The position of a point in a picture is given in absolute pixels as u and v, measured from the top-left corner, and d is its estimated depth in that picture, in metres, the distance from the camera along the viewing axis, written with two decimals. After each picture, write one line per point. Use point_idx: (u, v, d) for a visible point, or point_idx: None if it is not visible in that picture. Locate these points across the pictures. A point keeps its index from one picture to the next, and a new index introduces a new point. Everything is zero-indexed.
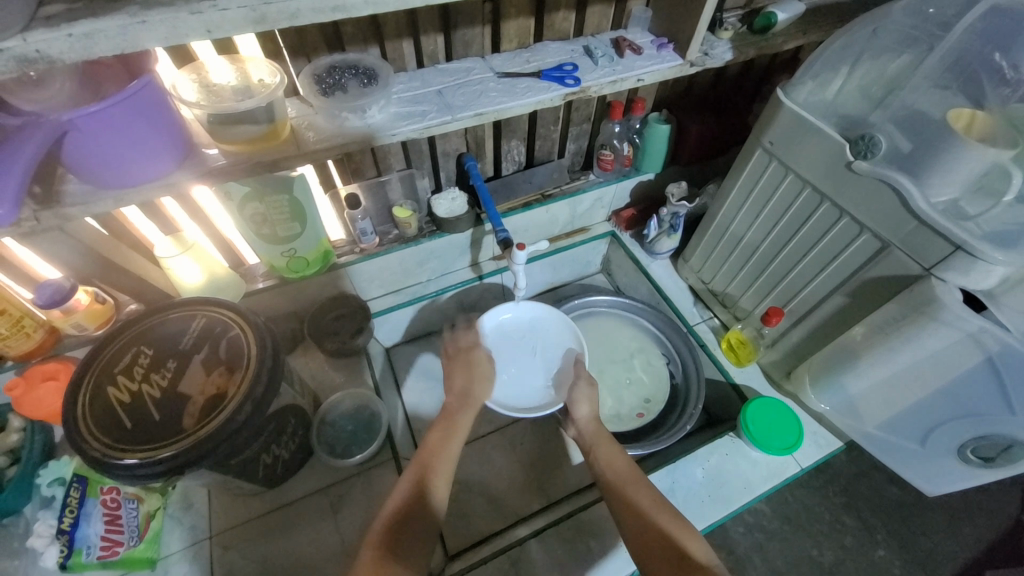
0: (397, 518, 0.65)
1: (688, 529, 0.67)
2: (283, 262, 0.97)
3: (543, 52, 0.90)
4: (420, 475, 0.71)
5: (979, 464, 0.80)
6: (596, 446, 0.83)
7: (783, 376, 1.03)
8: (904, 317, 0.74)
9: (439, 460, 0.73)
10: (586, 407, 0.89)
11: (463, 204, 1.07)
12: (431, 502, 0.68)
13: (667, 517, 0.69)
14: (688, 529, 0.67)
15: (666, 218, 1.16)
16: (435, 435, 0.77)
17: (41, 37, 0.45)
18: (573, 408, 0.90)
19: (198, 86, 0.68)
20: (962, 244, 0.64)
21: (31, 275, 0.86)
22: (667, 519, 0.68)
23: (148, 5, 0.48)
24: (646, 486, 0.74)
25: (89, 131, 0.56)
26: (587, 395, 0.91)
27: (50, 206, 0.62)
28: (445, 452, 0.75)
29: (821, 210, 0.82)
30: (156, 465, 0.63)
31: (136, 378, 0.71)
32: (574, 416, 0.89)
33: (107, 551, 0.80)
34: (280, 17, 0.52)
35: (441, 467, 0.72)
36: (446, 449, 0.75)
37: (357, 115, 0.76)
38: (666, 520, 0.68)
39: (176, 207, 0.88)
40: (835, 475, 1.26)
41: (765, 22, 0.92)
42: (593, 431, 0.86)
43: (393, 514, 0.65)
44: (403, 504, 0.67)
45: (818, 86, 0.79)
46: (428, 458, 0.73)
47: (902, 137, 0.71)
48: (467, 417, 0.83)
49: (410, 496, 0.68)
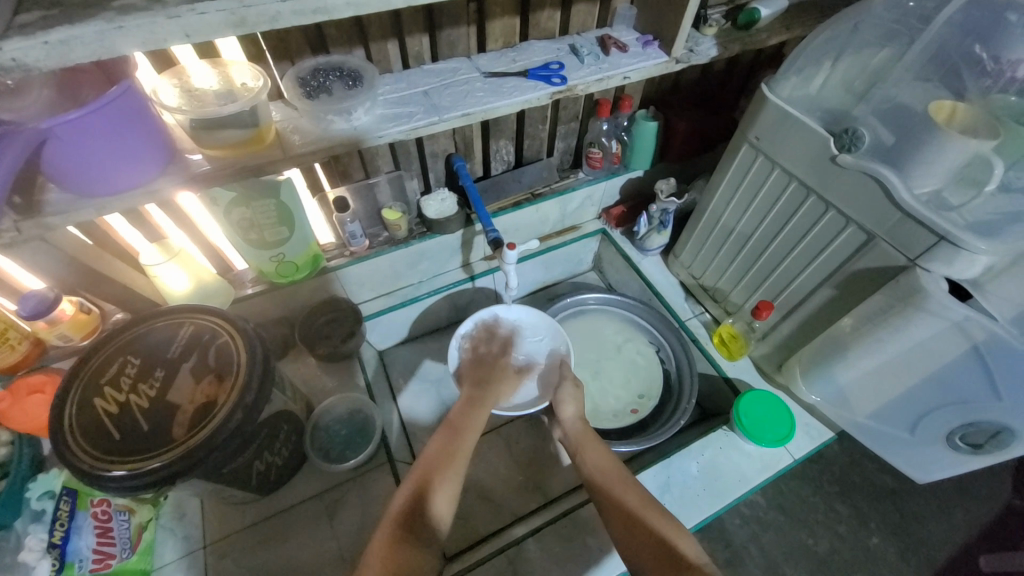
0: (404, 512, 0.67)
1: (675, 525, 0.68)
2: (272, 267, 0.96)
3: (529, 51, 0.90)
4: (422, 477, 0.71)
5: (967, 451, 0.82)
6: (582, 446, 0.84)
7: (774, 368, 1.04)
8: (890, 307, 0.75)
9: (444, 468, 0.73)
10: (570, 407, 0.90)
11: (453, 205, 1.07)
12: (435, 507, 0.68)
13: (655, 515, 0.69)
14: (676, 526, 0.68)
15: (656, 214, 1.17)
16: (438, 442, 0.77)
17: (15, 45, 0.44)
18: (557, 408, 0.91)
19: (179, 90, 0.67)
20: (945, 235, 0.65)
21: (15, 286, 0.85)
22: (654, 518, 0.69)
23: (125, 10, 0.47)
24: (634, 485, 0.75)
25: (68, 139, 0.55)
26: (573, 394, 0.92)
27: (31, 216, 0.62)
28: (447, 453, 0.75)
29: (807, 203, 0.82)
30: (145, 476, 0.62)
31: (123, 388, 0.70)
32: (559, 416, 0.90)
33: (99, 563, 0.79)
34: (261, 20, 0.51)
35: (443, 466, 0.73)
36: (455, 455, 0.75)
37: (343, 118, 0.75)
38: (654, 518, 0.69)
39: (161, 214, 0.87)
40: (829, 465, 1.27)
41: (748, 18, 0.92)
42: (578, 431, 0.87)
43: (400, 513, 0.66)
44: (408, 499, 0.68)
45: (802, 81, 0.80)
46: (431, 458, 0.75)
47: (885, 129, 0.71)
48: (473, 422, 0.83)
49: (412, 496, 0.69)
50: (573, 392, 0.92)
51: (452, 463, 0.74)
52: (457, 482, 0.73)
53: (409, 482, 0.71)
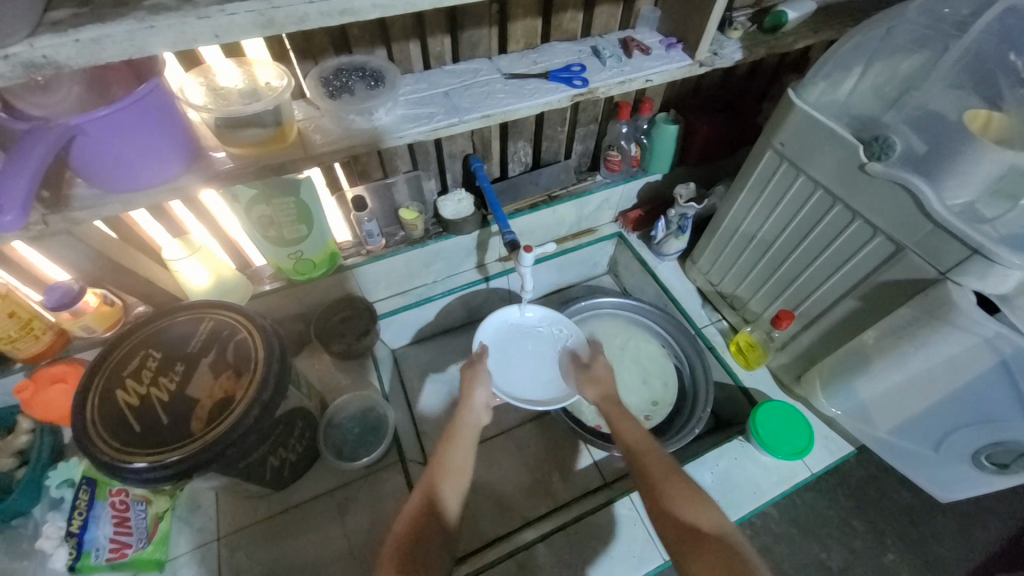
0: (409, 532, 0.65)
1: (698, 497, 0.65)
2: (290, 264, 0.97)
3: (550, 52, 0.89)
4: (426, 492, 0.70)
5: (993, 471, 0.79)
6: (615, 417, 0.82)
7: (793, 379, 1.02)
8: (918, 320, 0.73)
9: (446, 476, 0.73)
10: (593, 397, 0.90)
11: (469, 206, 1.07)
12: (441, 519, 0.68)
13: (675, 487, 0.67)
14: (698, 498, 0.65)
15: (674, 219, 1.16)
16: (444, 448, 0.77)
17: (49, 43, 0.45)
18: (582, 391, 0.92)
19: (205, 89, 0.68)
20: (978, 248, 0.63)
21: (41, 278, 0.86)
22: (672, 491, 0.66)
23: (156, 10, 0.48)
24: (661, 455, 0.73)
25: (96, 136, 0.55)
26: (597, 383, 0.91)
27: (58, 210, 0.63)
28: (449, 461, 0.75)
29: (832, 212, 0.81)
30: (165, 469, 0.63)
31: (144, 381, 0.71)
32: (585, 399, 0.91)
33: (115, 553, 0.82)
34: (289, 21, 0.52)
35: (439, 475, 0.73)
36: (453, 465, 0.75)
37: (365, 117, 0.76)
38: (673, 493, 0.66)
39: (184, 210, 0.88)
40: (845, 478, 1.24)
41: (775, 21, 0.91)
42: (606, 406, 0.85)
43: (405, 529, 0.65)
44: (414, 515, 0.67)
45: (831, 86, 0.78)
46: (436, 468, 0.74)
47: (917, 137, 0.69)
48: (468, 424, 0.83)
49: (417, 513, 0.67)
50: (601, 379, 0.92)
51: (448, 470, 0.74)
52: (460, 491, 0.73)
53: (416, 498, 0.70)
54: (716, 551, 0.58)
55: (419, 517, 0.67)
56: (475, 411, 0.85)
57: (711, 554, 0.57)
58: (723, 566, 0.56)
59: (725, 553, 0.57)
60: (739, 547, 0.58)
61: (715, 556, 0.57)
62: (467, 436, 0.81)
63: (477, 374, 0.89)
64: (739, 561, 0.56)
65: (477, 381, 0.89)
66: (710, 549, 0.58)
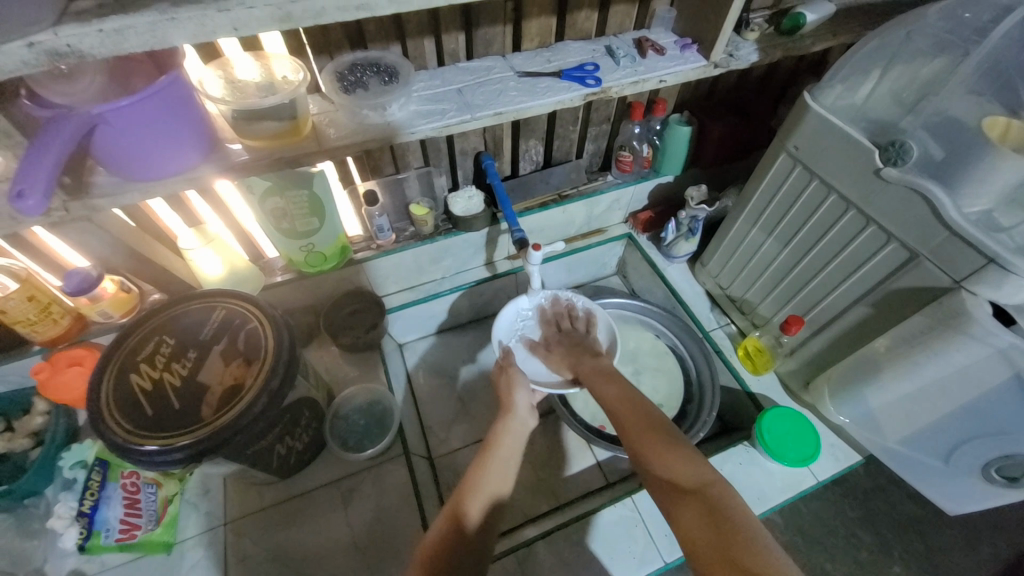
0: (440, 547, 0.61)
1: (681, 451, 0.62)
2: (301, 256, 0.99)
3: (564, 51, 0.89)
4: (451, 509, 0.66)
5: (1003, 484, 0.78)
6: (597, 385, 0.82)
7: (801, 385, 1.01)
8: (933, 329, 0.72)
9: (475, 486, 0.69)
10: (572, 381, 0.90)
11: (480, 203, 1.07)
12: (472, 532, 0.63)
13: (655, 446, 0.64)
14: (678, 453, 0.62)
15: (684, 221, 1.15)
16: (479, 467, 0.72)
17: (72, 32, 0.46)
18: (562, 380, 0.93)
19: (224, 82, 0.69)
20: (995, 257, 0.62)
21: (60, 264, 0.88)
22: (649, 452, 0.64)
23: (178, 2, 0.49)
24: (644, 413, 0.70)
25: (118, 126, 0.57)
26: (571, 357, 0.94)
27: (79, 197, 0.64)
28: (485, 471, 0.71)
29: (846, 218, 0.80)
30: (176, 452, 0.64)
31: (158, 366, 0.73)
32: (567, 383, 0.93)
33: (126, 534, 0.84)
34: (306, 15, 0.52)
35: (468, 490, 0.68)
36: (482, 474, 0.71)
37: (379, 112, 0.77)
38: (653, 451, 0.63)
39: (200, 201, 0.90)
40: (852, 488, 1.22)
41: (794, 22, 0.89)
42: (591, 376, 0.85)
43: (437, 544, 0.61)
44: (446, 532, 0.63)
45: (848, 90, 0.77)
46: (466, 485, 0.70)
47: (935, 144, 0.68)
48: (509, 437, 0.78)
49: (448, 528, 0.63)
50: (575, 351, 0.96)
51: (481, 485, 0.69)
52: (488, 495, 0.69)
53: (443, 517, 0.65)
54: (699, 507, 0.55)
55: (452, 533, 0.63)
56: (515, 414, 0.82)
57: (694, 510, 0.55)
58: (708, 523, 0.53)
59: (707, 506, 0.54)
60: (728, 495, 0.55)
61: (697, 513, 0.54)
62: (509, 452, 0.76)
63: (515, 376, 0.87)
64: (723, 514, 0.53)
65: (515, 384, 0.86)
66: (693, 505, 0.55)
